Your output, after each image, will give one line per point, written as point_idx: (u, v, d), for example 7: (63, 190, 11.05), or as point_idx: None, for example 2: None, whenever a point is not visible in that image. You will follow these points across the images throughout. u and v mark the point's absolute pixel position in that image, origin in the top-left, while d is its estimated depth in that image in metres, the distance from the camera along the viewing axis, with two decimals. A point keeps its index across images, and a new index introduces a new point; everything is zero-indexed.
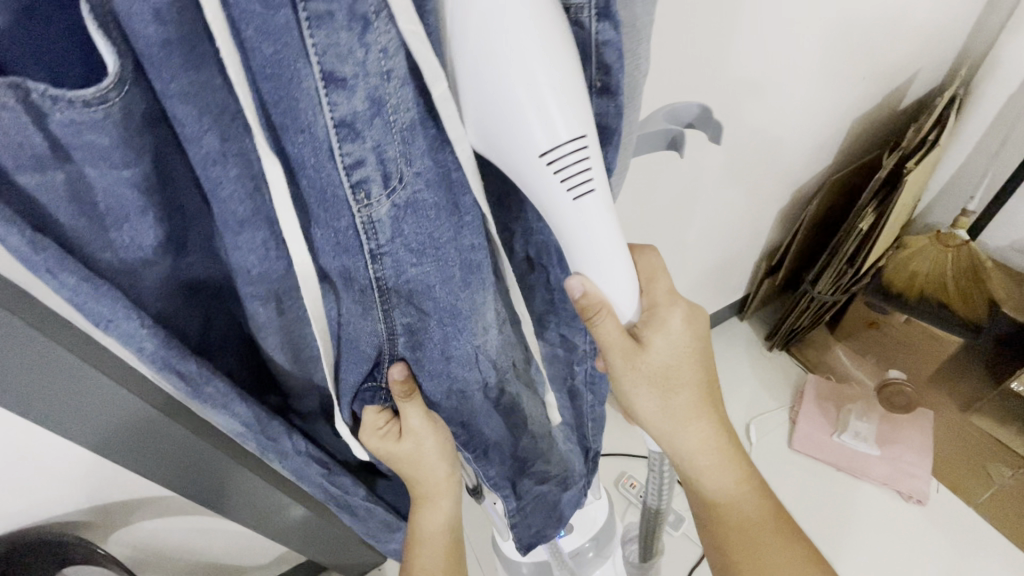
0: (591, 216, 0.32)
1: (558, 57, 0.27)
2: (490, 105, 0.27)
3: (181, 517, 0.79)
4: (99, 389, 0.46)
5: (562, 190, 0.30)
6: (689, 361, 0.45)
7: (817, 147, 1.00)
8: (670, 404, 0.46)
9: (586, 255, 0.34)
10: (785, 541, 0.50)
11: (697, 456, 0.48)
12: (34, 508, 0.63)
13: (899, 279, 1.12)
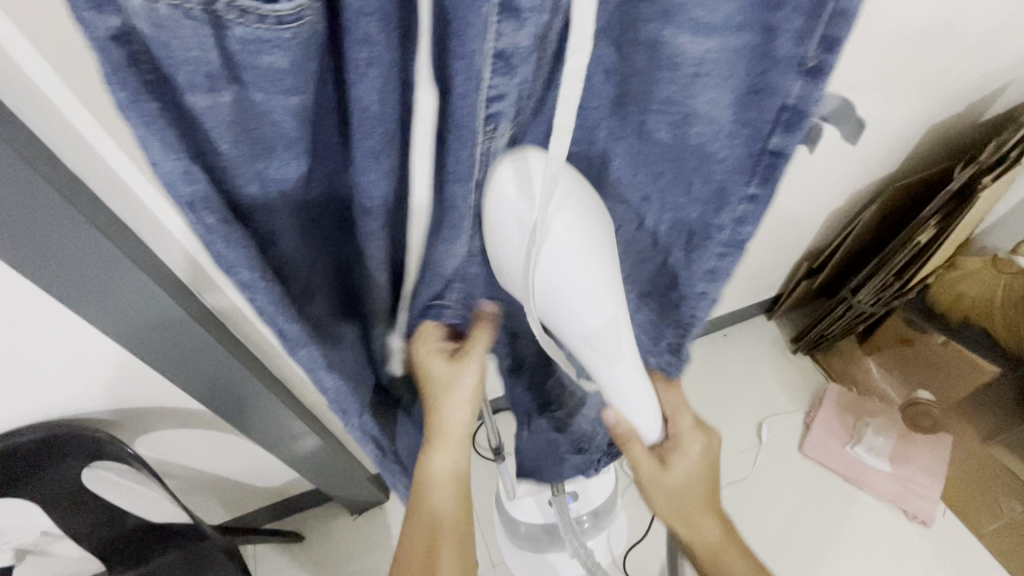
0: (620, 373, 0.38)
1: (600, 264, 0.32)
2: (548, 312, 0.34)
3: (201, 431, 0.82)
4: (142, 295, 0.47)
5: (601, 360, 0.37)
6: (704, 481, 0.50)
7: (878, 158, 0.96)
8: (684, 512, 0.51)
9: (619, 397, 0.41)
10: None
11: (714, 559, 0.51)
12: (66, 401, 0.65)
13: (941, 299, 1.09)
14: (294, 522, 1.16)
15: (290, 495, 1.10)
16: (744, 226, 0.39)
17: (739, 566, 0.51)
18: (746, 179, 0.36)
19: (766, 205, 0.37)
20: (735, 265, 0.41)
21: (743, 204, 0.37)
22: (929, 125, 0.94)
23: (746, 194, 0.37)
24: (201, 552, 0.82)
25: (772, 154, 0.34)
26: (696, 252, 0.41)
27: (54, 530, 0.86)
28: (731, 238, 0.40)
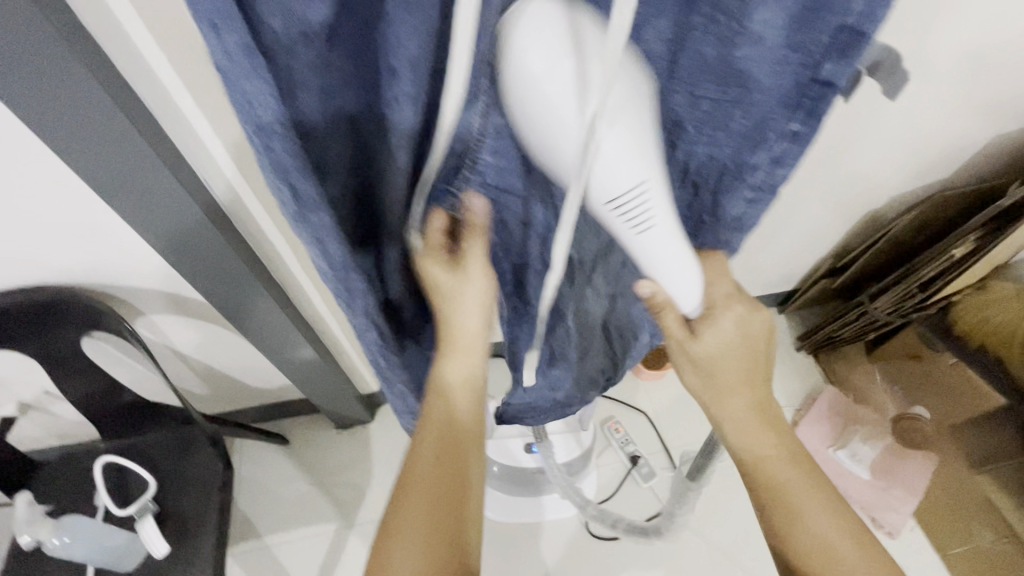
0: (659, 244, 0.33)
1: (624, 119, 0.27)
2: (544, 132, 0.27)
3: (200, 323, 0.84)
4: (140, 164, 0.46)
5: (629, 230, 0.31)
6: (749, 345, 0.44)
7: (929, 161, 0.91)
8: (719, 386, 0.45)
9: (654, 268, 0.35)
10: (827, 497, 0.46)
11: (742, 438, 0.46)
12: (69, 268, 0.66)
13: (965, 321, 1.04)
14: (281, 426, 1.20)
15: (281, 400, 1.14)
16: (780, 167, 0.37)
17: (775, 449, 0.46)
18: (789, 114, 0.34)
19: (808, 142, 0.36)
20: (763, 211, 0.40)
21: (783, 143, 0.35)
22: (995, 134, 0.87)
23: (786, 130, 0.34)
24: (189, 434, 0.85)
25: (821, 84, 0.31)
26: (728, 194, 0.39)
27: (56, 392, 0.91)
28: (764, 181, 0.38)
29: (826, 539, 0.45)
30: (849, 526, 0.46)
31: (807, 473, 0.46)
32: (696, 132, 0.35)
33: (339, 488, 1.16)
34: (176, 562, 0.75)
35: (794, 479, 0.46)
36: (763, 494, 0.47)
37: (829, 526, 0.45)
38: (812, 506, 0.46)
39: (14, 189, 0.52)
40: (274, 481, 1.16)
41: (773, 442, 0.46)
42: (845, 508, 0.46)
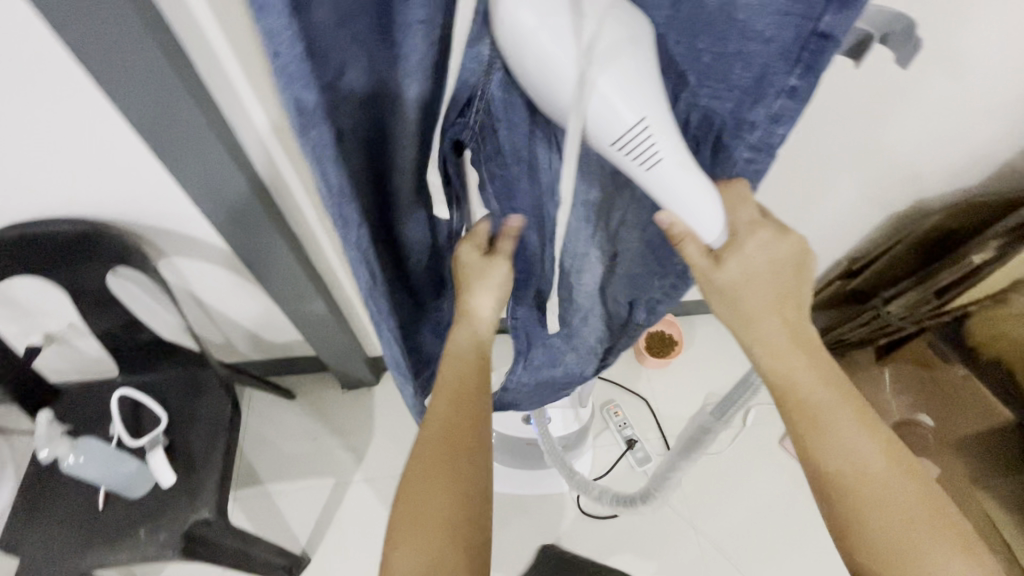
0: (672, 176, 0.35)
1: (606, 55, 0.31)
2: (541, 77, 0.32)
3: (218, 269, 0.87)
4: (164, 84, 0.48)
5: (637, 164, 0.34)
6: (777, 267, 0.46)
7: (954, 160, 0.89)
8: (749, 309, 0.46)
9: (671, 204, 0.37)
10: (858, 411, 0.47)
11: (776, 364, 0.47)
12: (97, 203, 0.69)
13: (980, 333, 1.04)
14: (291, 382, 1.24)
15: (291, 356, 1.17)
16: (778, 127, 0.37)
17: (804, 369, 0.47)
18: (789, 67, 0.34)
19: (806, 102, 0.35)
20: (762, 173, 0.41)
21: (781, 100, 0.35)
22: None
23: (786, 85, 0.34)
24: (201, 375, 0.88)
25: (820, 36, 0.32)
26: (726, 153, 0.40)
27: (80, 327, 0.95)
28: (762, 140, 0.38)
29: (857, 455, 0.46)
30: (878, 441, 0.46)
31: (838, 391, 0.47)
32: (699, 83, 0.36)
33: (341, 446, 1.18)
34: (181, 492, 0.78)
35: (823, 397, 0.47)
36: (797, 413, 0.47)
37: (860, 443, 0.46)
38: (842, 424, 0.46)
39: (52, 112, 0.55)
40: (280, 433, 1.20)
41: (805, 358, 0.47)
42: (874, 422, 0.47)
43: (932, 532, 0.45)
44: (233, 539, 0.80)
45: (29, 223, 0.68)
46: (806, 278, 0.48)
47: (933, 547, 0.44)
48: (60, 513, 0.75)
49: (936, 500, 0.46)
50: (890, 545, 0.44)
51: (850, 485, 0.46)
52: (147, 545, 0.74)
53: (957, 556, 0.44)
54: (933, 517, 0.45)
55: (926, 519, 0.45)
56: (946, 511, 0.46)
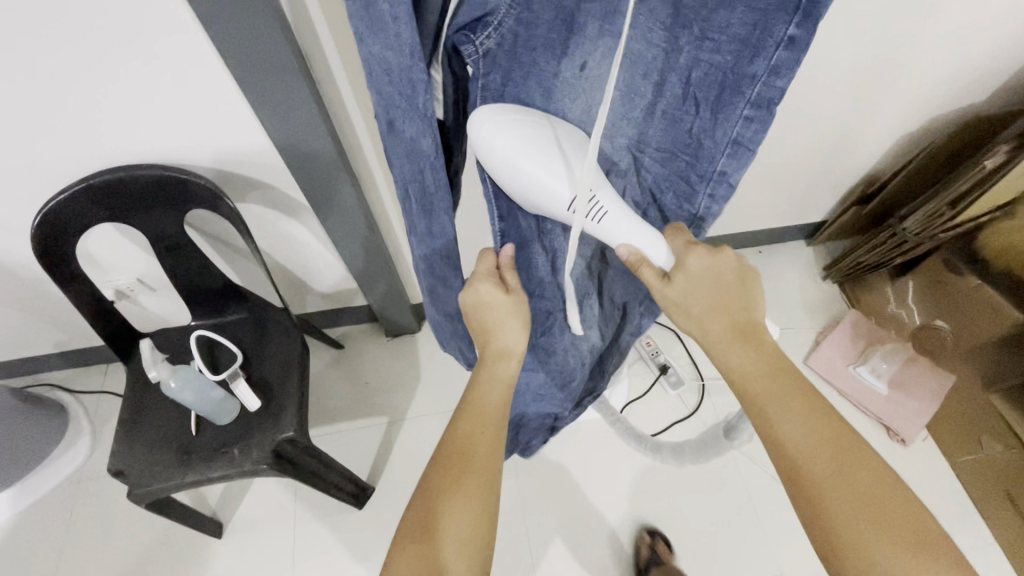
0: (614, 223, 0.46)
1: (544, 150, 0.42)
2: (505, 172, 0.43)
3: (279, 213, 0.94)
4: (258, 11, 0.55)
5: (588, 219, 0.45)
6: (719, 275, 0.49)
7: (965, 76, 0.95)
8: (697, 315, 0.49)
9: (624, 239, 0.46)
10: (810, 412, 0.47)
11: (731, 365, 0.49)
12: (178, 144, 0.76)
13: (992, 243, 1.08)
14: (336, 332, 1.31)
15: (340, 307, 1.26)
16: (776, 78, 0.41)
17: (754, 366, 0.48)
18: (788, 18, 0.38)
19: (802, 53, 0.40)
20: (760, 130, 0.45)
21: (779, 52, 0.40)
22: None
23: (784, 36, 0.39)
24: (268, 318, 0.95)
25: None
26: (727, 111, 0.45)
27: (148, 284, 1.01)
28: (761, 94, 0.43)
29: (806, 452, 0.45)
30: (830, 441, 0.45)
31: (793, 390, 0.47)
32: (701, 39, 0.41)
33: (390, 391, 1.25)
34: (265, 416, 0.85)
35: (785, 407, 0.47)
36: (749, 405, 0.48)
37: (809, 442, 0.45)
38: (791, 420, 0.46)
39: (147, 50, 0.62)
40: (329, 381, 1.27)
41: (752, 354, 0.49)
42: (834, 421, 0.46)
43: (891, 534, 0.42)
44: (311, 457, 0.88)
45: (112, 169, 0.74)
46: (753, 292, 0.50)
47: (887, 547, 0.41)
48: (158, 438, 0.83)
49: (900, 502, 0.43)
50: (837, 542, 0.42)
51: (828, 496, 0.43)
52: (241, 460, 0.81)
53: (915, 561, 0.41)
54: (892, 524, 0.42)
55: (882, 521, 0.42)
56: (915, 518, 0.43)
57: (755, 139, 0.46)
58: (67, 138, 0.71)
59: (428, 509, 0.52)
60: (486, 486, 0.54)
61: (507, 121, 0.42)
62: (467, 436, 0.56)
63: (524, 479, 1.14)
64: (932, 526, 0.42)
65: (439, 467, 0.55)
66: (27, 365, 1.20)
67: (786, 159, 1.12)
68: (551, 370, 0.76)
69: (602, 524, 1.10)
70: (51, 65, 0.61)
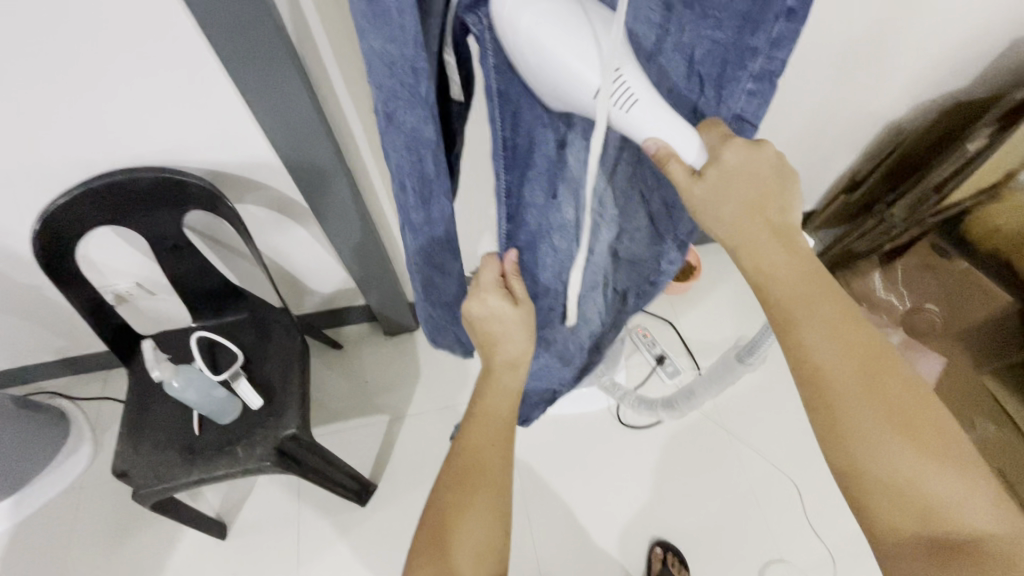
0: (645, 114, 0.38)
1: (576, 21, 0.35)
2: (530, 49, 0.35)
3: (276, 213, 0.95)
4: (256, 14, 0.56)
5: (617, 106, 0.38)
6: (760, 178, 0.45)
7: (948, 64, 0.97)
8: (733, 218, 0.45)
9: (657, 134, 0.39)
10: (840, 318, 0.45)
11: (761, 264, 0.46)
12: (175, 147, 0.77)
13: (976, 229, 1.11)
14: (335, 333, 1.32)
15: (338, 307, 1.27)
16: (777, 50, 0.43)
17: (789, 263, 0.46)
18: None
19: (801, 22, 0.42)
20: (762, 100, 0.47)
21: (780, 23, 0.42)
22: (1013, 36, 0.93)
23: (784, 7, 0.41)
24: (269, 318, 0.96)
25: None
26: (729, 87, 0.46)
27: (147, 287, 1.02)
28: (764, 66, 0.45)
29: (834, 355, 0.44)
30: (858, 348, 0.45)
31: (826, 295, 0.46)
32: (703, 16, 0.42)
33: (390, 390, 1.26)
34: (268, 415, 0.86)
35: (818, 312, 0.45)
36: (777, 313, 0.46)
37: (838, 347, 0.44)
38: (822, 326, 0.45)
39: (145, 53, 0.63)
40: (329, 381, 1.27)
41: (788, 257, 0.46)
42: (861, 328, 0.45)
43: (911, 434, 0.42)
44: (314, 454, 0.89)
45: (111, 172, 0.74)
46: (790, 191, 0.47)
47: (907, 449, 0.42)
48: (161, 438, 0.83)
49: (921, 408, 0.43)
50: (857, 444, 0.43)
51: (845, 399, 0.44)
52: (245, 459, 0.82)
53: (933, 459, 0.42)
54: (913, 424, 0.43)
55: (903, 424, 0.43)
56: (936, 418, 0.43)
57: (755, 113, 0.49)
58: (68, 141, 0.72)
59: (443, 519, 0.54)
60: (497, 494, 0.55)
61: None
62: (477, 447, 0.57)
63: (526, 473, 1.15)
64: (949, 424, 0.43)
65: (449, 479, 0.56)
66: (27, 373, 1.20)
67: (776, 149, 1.14)
68: (552, 352, 0.77)
69: (604, 514, 1.11)
70: (52, 69, 0.62)
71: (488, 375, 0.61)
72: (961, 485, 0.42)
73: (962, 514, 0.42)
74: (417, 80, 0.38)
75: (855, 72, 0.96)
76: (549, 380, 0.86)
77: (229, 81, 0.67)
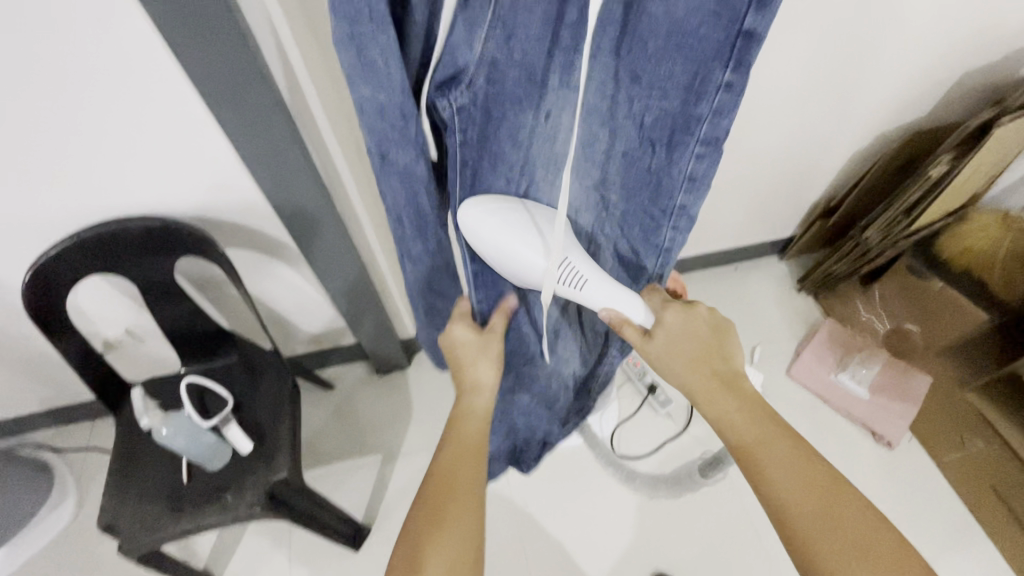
0: (591, 287, 0.55)
1: (521, 233, 0.50)
2: (494, 250, 0.51)
3: (267, 256, 0.97)
4: (247, 72, 0.60)
5: (566, 286, 0.55)
6: (701, 337, 0.57)
7: (903, 97, 1.03)
8: (680, 365, 0.56)
9: (605, 301, 0.56)
10: (793, 453, 0.51)
11: (711, 406, 0.55)
12: (166, 196, 0.79)
13: (949, 249, 1.14)
14: (326, 373, 1.32)
15: (329, 347, 1.27)
16: (720, 118, 0.46)
17: (736, 406, 0.54)
18: (723, 65, 0.42)
19: (740, 94, 0.44)
20: (711, 162, 0.50)
21: (720, 95, 0.44)
22: (961, 70, 1.00)
23: (722, 81, 0.43)
24: (258, 361, 0.96)
25: (745, 36, 0.40)
26: (681, 151, 0.50)
27: (135, 334, 1.02)
28: (709, 133, 0.47)
29: (790, 484, 0.50)
30: (813, 479, 0.50)
31: (773, 430, 0.53)
32: (651, 88, 0.46)
33: (380, 430, 1.25)
34: (258, 459, 0.85)
35: (777, 449, 0.52)
36: (733, 446, 0.53)
37: (792, 472, 0.50)
38: (777, 458, 0.51)
39: (139, 110, 0.66)
40: (320, 422, 1.26)
41: (737, 401, 0.55)
42: (812, 458, 0.51)
43: (880, 568, 0.45)
44: (305, 497, 0.88)
45: (101, 223, 0.76)
46: (729, 347, 0.57)
47: (863, 566, 0.45)
48: (149, 488, 0.82)
49: (884, 533, 0.47)
50: (830, 571, 0.46)
51: (814, 530, 0.47)
52: (234, 506, 0.81)
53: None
54: (879, 558, 0.46)
55: (864, 547, 0.46)
56: (900, 553, 0.46)
57: (707, 174, 0.51)
58: (59, 194, 0.74)
59: (413, 543, 0.52)
60: (467, 508, 0.54)
61: (487, 213, 0.49)
62: (447, 469, 0.57)
63: (522, 508, 1.14)
64: (907, 543, 0.47)
65: (419, 503, 0.55)
66: (11, 426, 1.18)
67: (749, 180, 1.18)
68: (534, 397, 0.82)
69: (602, 548, 1.10)
70: (49, 125, 0.65)
71: (453, 414, 0.62)
72: None
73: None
74: (405, 127, 0.41)
75: (819, 106, 1.01)
76: (538, 422, 0.89)
77: (220, 133, 0.70)
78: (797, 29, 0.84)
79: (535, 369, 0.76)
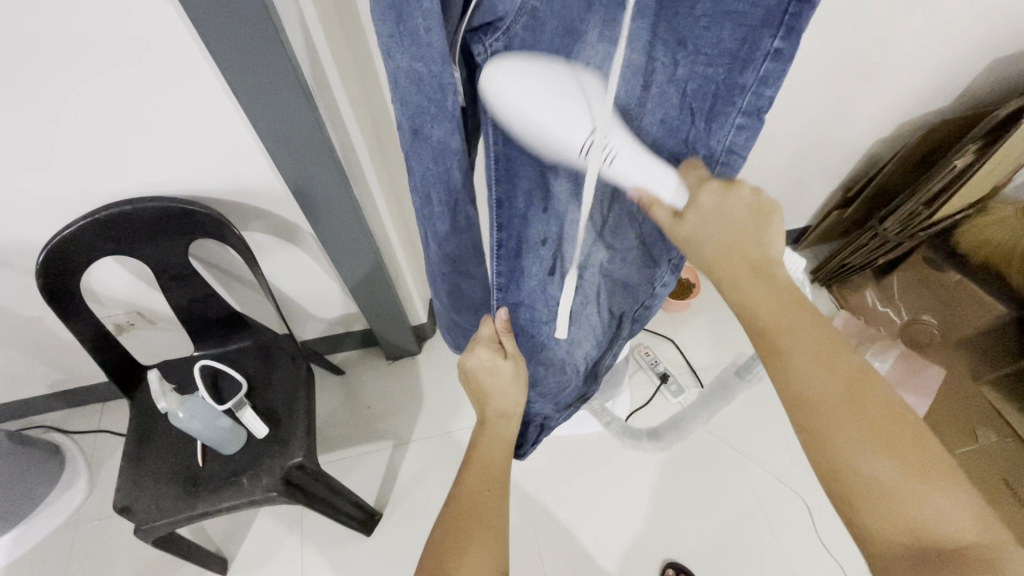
0: (632, 167, 0.42)
1: (554, 86, 0.37)
2: (527, 114, 0.38)
3: (282, 240, 0.95)
4: (268, 47, 0.58)
5: (605, 162, 0.41)
6: (736, 213, 0.45)
7: (930, 84, 1.01)
8: (708, 248, 0.45)
9: (648, 181, 0.43)
10: (824, 347, 0.43)
11: (742, 289, 0.45)
12: (182, 176, 0.78)
13: (967, 241, 1.12)
14: (337, 358, 1.31)
15: (341, 332, 1.26)
16: (765, 88, 0.44)
17: (769, 292, 0.44)
18: (773, 32, 0.40)
19: (788, 62, 0.42)
20: (750, 136, 0.48)
21: (767, 63, 0.42)
22: (990, 58, 0.98)
23: (771, 48, 0.41)
24: (273, 345, 0.95)
25: (799, 1, 0.38)
26: (720, 122, 0.47)
27: (148, 317, 1.01)
28: (752, 103, 0.45)
29: (817, 385, 0.42)
30: (845, 376, 0.42)
31: (806, 319, 0.44)
32: (695, 54, 0.43)
33: (391, 416, 1.25)
34: (273, 443, 0.85)
35: (806, 345, 0.43)
36: (760, 338, 0.45)
37: (819, 370, 0.42)
38: (802, 349, 0.43)
39: (156, 85, 0.64)
40: (331, 408, 1.26)
41: (768, 291, 0.44)
42: (845, 348, 0.42)
43: (894, 451, 0.40)
44: (320, 482, 0.88)
45: (116, 203, 0.75)
46: (772, 228, 0.45)
47: (891, 471, 0.40)
48: (165, 472, 0.82)
49: (918, 434, 0.41)
50: (836, 455, 0.41)
51: (830, 433, 0.41)
52: (251, 489, 0.81)
53: (923, 481, 0.40)
54: (905, 452, 0.40)
55: (894, 450, 0.40)
56: (926, 443, 0.40)
57: (745, 146, 0.49)
58: (73, 173, 0.73)
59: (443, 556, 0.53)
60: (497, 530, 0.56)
61: (520, 68, 0.37)
62: (475, 493, 0.59)
63: (532, 496, 1.14)
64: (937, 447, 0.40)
65: (448, 520, 0.57)
66: (25, 407, 1.18)
67: (767, 169, 1.17)
68: (547, 389, 0.80)
69: (612, 534, 1.10)
70: (63, 101, 0.63)
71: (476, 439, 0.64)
72: (952, 506, 0.39)
73: (956, 536, 0.39)
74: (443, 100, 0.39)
75: (841, 94, 1.00)
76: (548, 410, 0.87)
77: (238, 110, 0.69)
78: (826, 14, 0.83)
79: (547, 360, 0.73)
